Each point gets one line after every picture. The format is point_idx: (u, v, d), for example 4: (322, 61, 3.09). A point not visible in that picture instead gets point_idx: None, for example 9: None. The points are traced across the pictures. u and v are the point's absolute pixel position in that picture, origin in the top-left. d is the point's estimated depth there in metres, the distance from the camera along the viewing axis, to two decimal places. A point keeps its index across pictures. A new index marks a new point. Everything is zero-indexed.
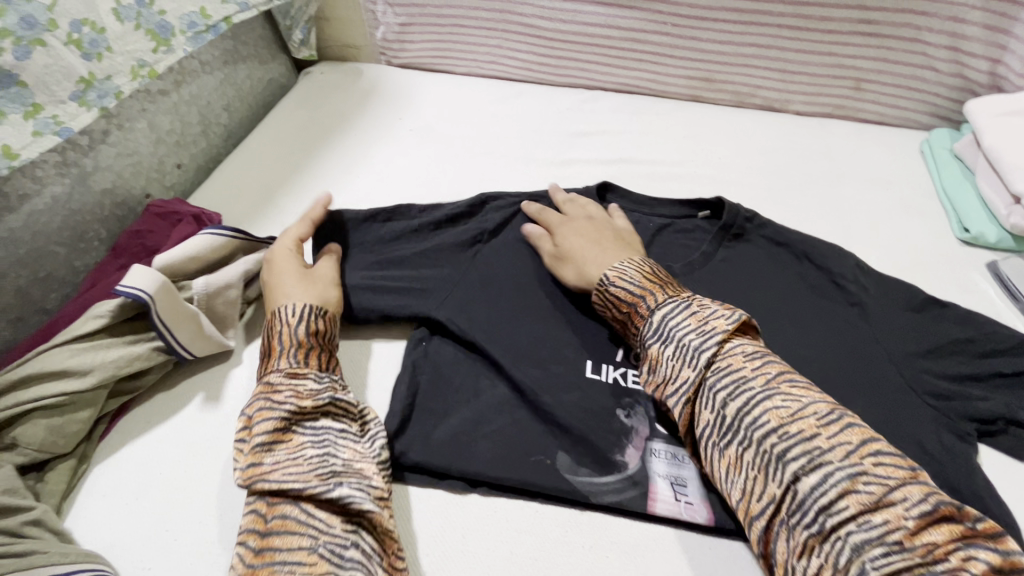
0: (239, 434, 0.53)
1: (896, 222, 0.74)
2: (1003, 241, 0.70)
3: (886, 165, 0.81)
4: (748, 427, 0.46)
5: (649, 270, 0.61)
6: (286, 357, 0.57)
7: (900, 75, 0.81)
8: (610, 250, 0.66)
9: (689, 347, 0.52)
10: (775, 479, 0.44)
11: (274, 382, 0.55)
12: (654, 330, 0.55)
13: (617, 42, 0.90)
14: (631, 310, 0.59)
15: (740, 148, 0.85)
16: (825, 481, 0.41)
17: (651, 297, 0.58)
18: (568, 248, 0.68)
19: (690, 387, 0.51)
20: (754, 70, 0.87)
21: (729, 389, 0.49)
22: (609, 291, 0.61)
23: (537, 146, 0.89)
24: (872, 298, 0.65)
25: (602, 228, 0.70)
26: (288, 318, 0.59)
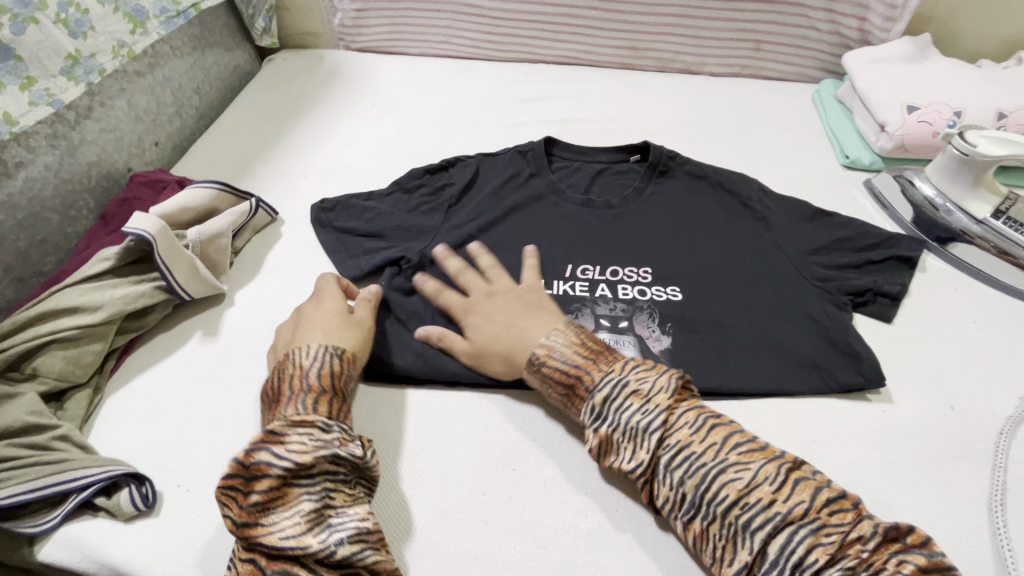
0: (232, 481, 0.50)
1: (793, 155, 0.89)
2: (875, 163, 0.85)
3: (784, 112, 0.96)
4: (654, 444, 0.52)
5: (580, 343, 0.60)
6: (296, 404, 0.54)
7: (790, 35, 0.96)
8: (529, 321, 0.64)
9: (638, 430, 0.53)
10: (671, 484, 0.51)
11: (269, 439, 0.51)
12: (596, 414, 0.55)
13: (553, 18, 1.02)
14: (572, 387, 0.58)
15: (664, 106, 0.98)
16: (708, 478, 0.49)
17: (587, 375, 0.57)
18: (482, 341, 0.65)
19: (603, 424, 0.55)
20: (672, 38, 1.01)
21: (635, 416, 0.53)
22: (543, 371, 0.60)
23: (489, 112, 1.00)
24: (774, 213, 0.79)
25: (506, 299, 0.68)
26: (301, 364, 0.58)
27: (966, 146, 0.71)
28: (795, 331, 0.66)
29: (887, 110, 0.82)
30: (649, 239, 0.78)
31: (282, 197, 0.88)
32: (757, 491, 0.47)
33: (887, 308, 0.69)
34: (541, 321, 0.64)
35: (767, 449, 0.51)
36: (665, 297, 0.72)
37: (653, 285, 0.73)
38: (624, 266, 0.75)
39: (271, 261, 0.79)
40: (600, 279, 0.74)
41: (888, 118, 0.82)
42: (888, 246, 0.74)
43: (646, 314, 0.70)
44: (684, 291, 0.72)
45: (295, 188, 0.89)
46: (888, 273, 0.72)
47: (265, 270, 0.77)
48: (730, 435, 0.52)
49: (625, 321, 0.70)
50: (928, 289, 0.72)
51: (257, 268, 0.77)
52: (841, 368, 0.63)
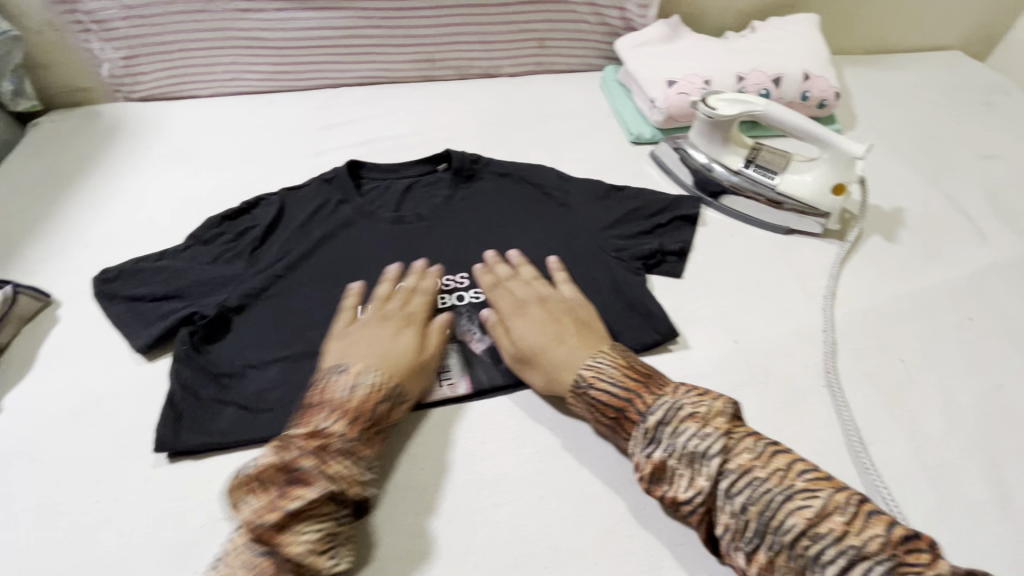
0: (275, 479, 0.51)
1: (586, 141, 0.96)
2: (655, 136, 0.93)
3: (576, 102, 1.03)
4: (721, 470, 0.51)
5: (624, 364, 0.60)
6: (347, 427, 0.56)
7: (566, 31, 1.03)
8: (574, 338, 0.64)
9: (695, 453, 0.52)
10: (727, 508, 0.50)
11: (327, 450, 0.53)
12: (649, 438, 0.54)
13: (341, 40, 1.01)
14: (618, 412, 0.57)
15: (468, 112, 1.02)
16: (774, 504, 0.49)
17: (639, 399, 0.57)
18: (531, 350, 0.64)
19: (659, 445, 0.54)
20: (462, 46, 1.04)
21: (694, 438, 0.52)
22: (590, 393, 0.59)
23: (293, 144, 0.97)
24: (573, 197, 0.84)
25: (548, 314, 0.67)
26: (357, 383, 0.59)
27: (709, 111, 0.79)
28: (602, 303, 0.71)
29: (654, 88, 0.91)
30: (464, 244, 0.79)
31: (59, 275, 0.78)
32: (830, 521, 0.46)
33: (676, 265, 0.76)
34: (590, 344, 0.63)
35: (822, 475, 0.51)
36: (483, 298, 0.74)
37: (471, 288, 0.75)
38: (442, 276, 0.76)
39: (46, 350, 0.70)
40: None
41: (655, 95, 0.90)
42: (671, 209, 0.82)
43: (466, 319, 0.72)
44: None
45: (74, 262, 0.79)
46: (674, 233, 0.80)
47: (41, 361, 0.69)
48: (790, 463, 0.51)
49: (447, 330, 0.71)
50: (707, 240, 0.80)
51: (29, 361, 0.68)
52: (643, 329, 0.68)
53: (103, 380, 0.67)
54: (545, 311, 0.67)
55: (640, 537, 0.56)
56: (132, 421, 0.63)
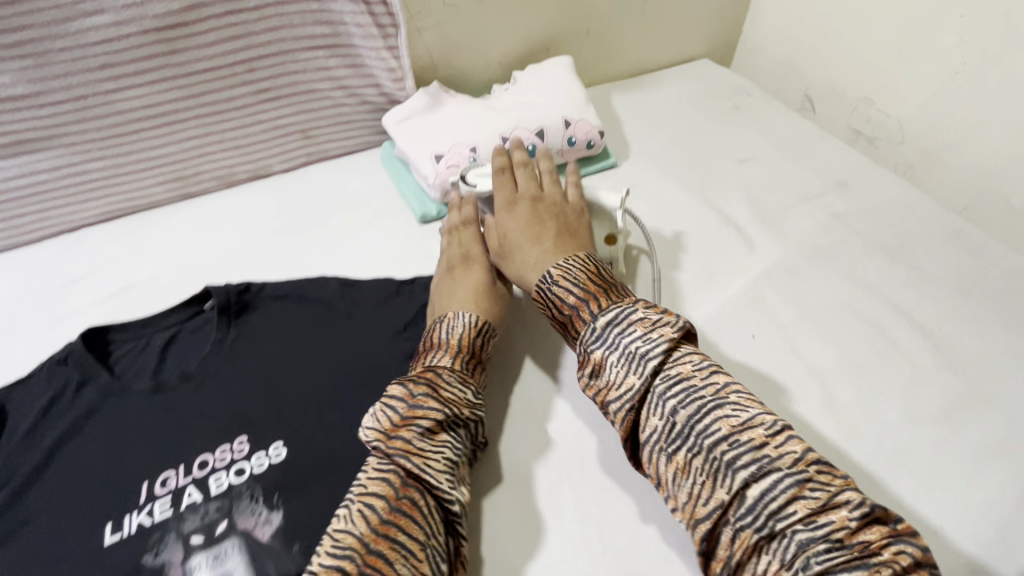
0: (395, 401, 0.58)
1: (374, 229, 0.89)
2: (442, 210, 0.89)
3: (359, 186, 0.97)
4: (653, 368, 0.55)
5: (594, 274, 0.65)
6: (453, 358, 0.64)
7: (327, 117, 0.97)
8: (545, 249, 0.70)
9: (637, 353, 0.56)
10: (655, 413, 0.54)
11: (438, 378, 0.61)
12: (597, 335, 0.59)
13: (57, 182, 0.85)
14: (573, 311, 0.63)
15: (239, 225, 0.91)
16: (704, 411, 0.52)
17: (594, 302, 0.62)
18: (510, 249, 0.72)
19: (601, 347, 0.58)
20: (215, 155, 0.93)
21: (642, 340, 0.56)
22: (552, 292, 0.65)
23: (21, 318, 0.80)
24: (360, 304, 0.77)
25: (550, 218, 0.73)
26: (455, 325, 0.67)
27: (471, 186, 0.81)
28: None
29: (425, 165, 0.87)
30: (241, 395, 0.69)
31: None
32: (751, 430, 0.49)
33: None
34: (564, 252, 0.69)
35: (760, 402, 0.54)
36: (267, 463, 0.62)
37: (253, 453, 0.63)
38: (215, 449, 0.64)
39: None
40: (186, 481, 0.61)
41: (427, 172, 0.87)
42: None
43: (248, 498, 0.59)
44: (289, 441, 0.64)
45: None
46: None
47: None
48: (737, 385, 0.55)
49: (224, 522, 0.58)
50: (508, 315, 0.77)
51: None
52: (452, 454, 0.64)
53: None
54: (531, 215, 0.73)
55: None
56: None
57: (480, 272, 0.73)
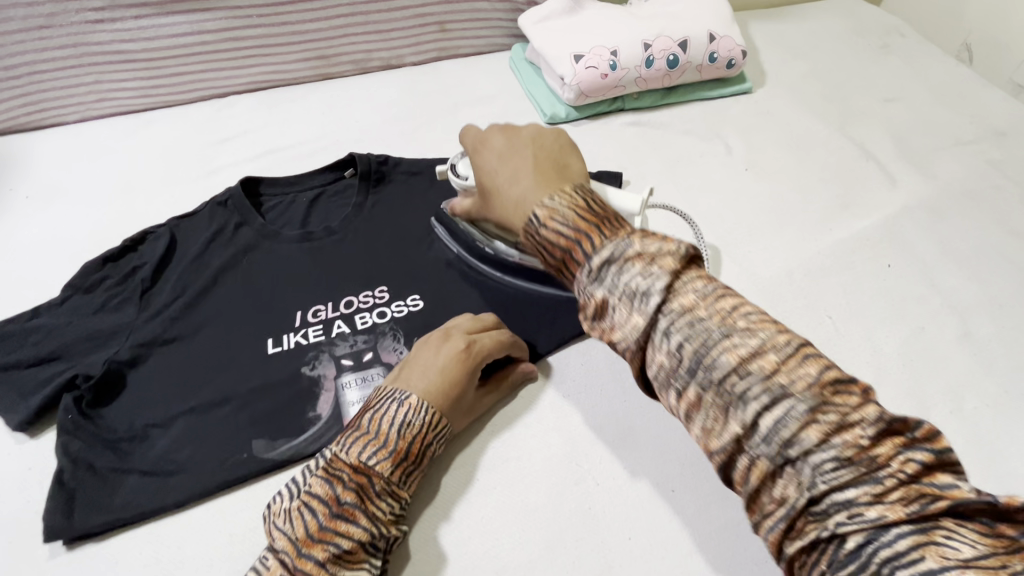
0: (317, 505, 0.49)
1: (502, 125, 0.91)
2: (570, 114, 0.89)
3: (487, 85, 0.98)
4: (706, 367, 0.38)
5: (586, 205, 0.47)
6: (385, 467, 0.51)
7: (466, 11, 0.97)
8: (533, 181, 0.50)
9: (644, 294, 0.41)
10: (733, 414, 0.37)
11: (369, 485, 0.50)
12: (594, 277, 0.43)
13: (218, 45, 0.91)
14: (564, 255, 0.46)
15: (374, 108, 0.95)
16: (787, 412, 0.35)
17: (589, 239, 0.45)
18: (487, 182, 0.55)
19: (606, 294, 0.43)
20: (355, 38, 0.96)
21: (686, 332, 0.40)
22: (539, 235, 0.47)
23: (180, 165, 0.87)
24: None
25: (525, 148, 0.54)
26: (413, 421, 0.53)
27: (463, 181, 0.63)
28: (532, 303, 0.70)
29: (562, 64, 0.87)
30: (381, 253, 0.74)
31: None
32: (849, 432, 0.34)
33: None
34: (550, 184, 0.50)
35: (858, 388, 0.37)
36: (406, 310, 0.68)
37: (393, 301, 0.69)
38: (359, 293, 0.70)
39: None
40: (335, 315, 0.68)
41: (564, 72, 0.86)
42: None
43: (390, 337, 0.66)
44: (425, 298, 0.70)
45: None
46: None
47: None
48: (742, 301, 0.41)
49: (370, 352, 0.65)
50: None
51: None
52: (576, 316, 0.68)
53: None
54: (505, 145, 0.55)
55: (589, 540, 0.54)
56: (16, 510, 0.55)
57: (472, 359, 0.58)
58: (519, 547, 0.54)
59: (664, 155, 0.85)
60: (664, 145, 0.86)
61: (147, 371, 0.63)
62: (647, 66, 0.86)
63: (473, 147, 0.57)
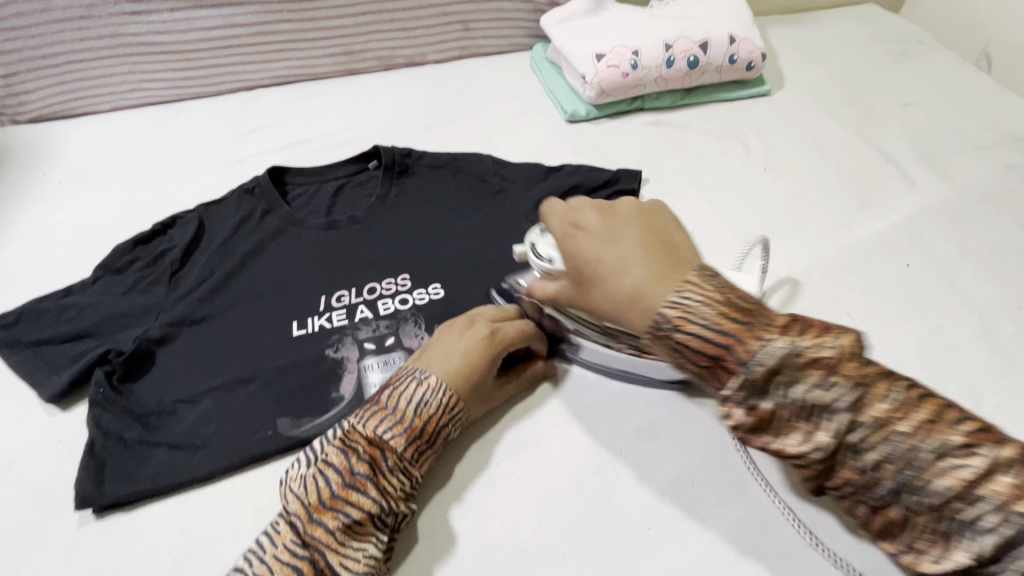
0: (332, 473, 0.50)
1: (522, 122, 0.92)
2: (590, 112, 0.91)
3: (509, 83, 1.00)
4: (849, 433, 0.39)
5: (725, 301, 0.43)
6: (400, 443, 0.52)
7: (489, 10, 0.99)
8: (647, 267, 0.48)
9: (789, 374, 0.40)
10: (858, 464, 0.40)
11: (382, 459, 0.51)
12: (752, 388, 0.40)
13: (249, 39, 0.94)
14: (711, 364, 0.42)
15: (397, 103, 0.97)
16: (920, 462, 0.38)
17: (741, 344, 0.41)
18: (586, 262, 0.51)
19: (752, 391, 0.41)
20: (381, 35, 0.99)
21: (813, 389, 0.40)
22: (674, 337, 0.43)
23: (208, 154, 0.90)
24: (511, 183, 0.82)
25: (628, 227, 0.52)
26: (432, 403, 0.54)
27: (544, 263, 0.58)
28: None
29: (583, 63, 0.88)
30: (403, 242, 0.76)
31: None
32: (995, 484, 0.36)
33: None
34: (660, 260, 0.49)
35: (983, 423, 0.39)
36: (427, 298, 0.70)
37: (415, 288, 0.71)
38: (381, 280, 0.71)
39: None
40: (358, 300, 0.69)
41: (585, 70, 0.88)
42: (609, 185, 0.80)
43: (412, 322, 0.67)
44: (446, 286, 0.71)
45: None
46: None
47: None
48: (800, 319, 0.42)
49: (391, 337, 0.66)
50: None
51: None
52: None
53: (9, 439, 0.60)
54: (602, 219, 0.54)
55: (608, 526, 0.55)
56: (47, 478, 0.57)
57: (494, 348, 0.59)
58: (539, 529, 0.55)
59: (683, 154, 0.86)
60: (683, 145, 0.87)
61: (175, 349, 0.65)
62: (668, 66, 0.88)
63: (563, 229, 0.54)
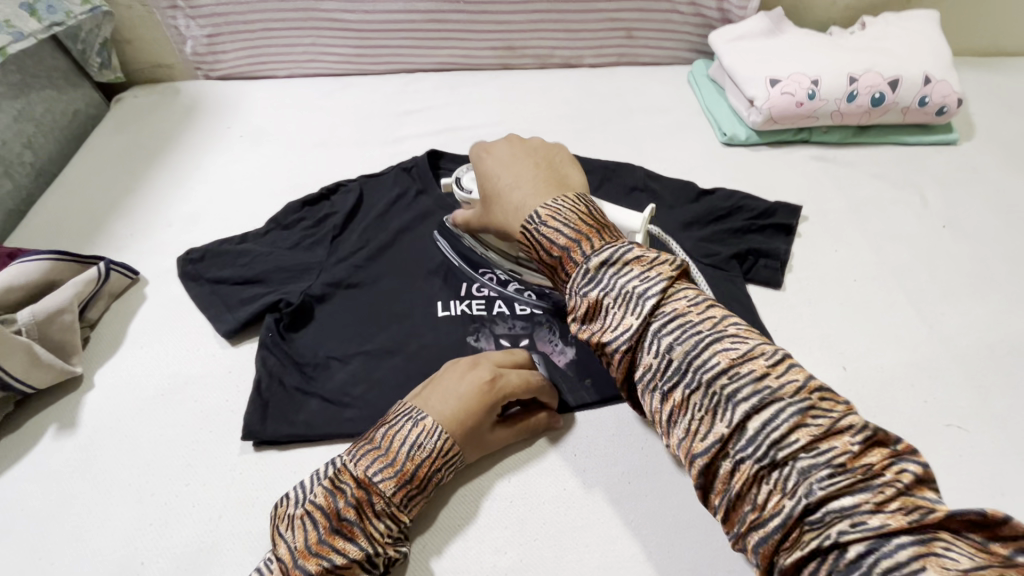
0: (319, 517, 0.50)
1: (676, 138, 0.90)
2: (750, 137, 0.87)
3: (664, 95, 0.98)
4: (698, 369, 0.42)
5: (584, 212, 0.54)
6: (390, 488, 0.52)
7: (657, 21, 0.98)
8: (533, 187, 0.58)
9: (632, 294, 0.47)
10: (729, 423, 0.40)
11: (370, 503, 0.51)
12: (590, 279, 0.49)
13: (422, 25, 0.98)
14: (560, 253, 0.52)
15: (548, 102, 0.98)
16: (787, 435, 0.39)
17: (586, 239, 0.51)
18: (490, 190, 0.62)
19: (633, 334, 0.45)
20: (544, 33, 1.00)
21: (674, 334, 0.44)
22: (536, 232, 0.54)
23: (370, 129, 0.95)
24: (662, 198, 0.79)
25: (524, 159, 0.62)
26: (426, 444, 0.53)
27: (465, 194, 0.68)
28: None
29: (753, 86, 0.84)
30: None
31: (144, 250, 0.79)
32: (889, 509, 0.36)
33: (774, 272, 0.71)
34: (547, 191, 0.58)
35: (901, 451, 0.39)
36: None
37: None
38: None
39: (134, 328, 0.70)
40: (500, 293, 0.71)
41: (755, 94, 0.84)
42: (765, 217, 0.76)
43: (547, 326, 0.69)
44: None
45: (160, 239, 0.81)
46: (767, 240, 0.74)
47: (127, 341, 0.69)
48: (779, 367, 0.42)
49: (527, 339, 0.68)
50: (810, 254, 0.74)
51: (117, 339, 0.69)
52: None
53: (189, 362, 0.67)
54: (508, 154, 0.63)
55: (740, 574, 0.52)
56: (216, 406, 0.63)
57: (496, 396, 0.57)
58: (664, 559, 0.53)
59: (849, 195, 0.81)
60: (850, 186, 0.82)
61: (331, 309, 0.70)
62: (848, 101, 0.82)
63: (479, 154, 0.66)
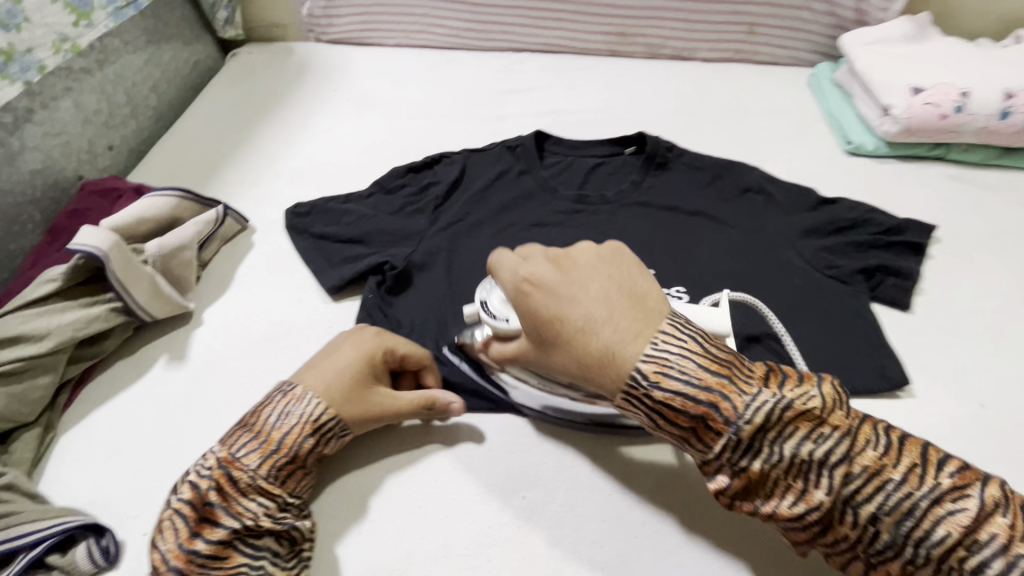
0: (184, 505, 0.47)
1: (793, 142, 0.85)
2: (878, 148, 0.81)
3: (782, 97, 0.93)
4: (793, 455, 0.41)
5: (701, 350, 0.44)
6: (258, 460, 0.49)
7: (784, 18, 0.93)
8: (612, 310, 0.46)
9: (747, 415, 0.42)
10: (830, 497, 0.41)
11: (234, 481, 0.48)
12: (711, 409, 0.42)
13: (536, 4, 0.97)
14: (692, 422, 0.43)
15: (657, 93, 0.95)
16: (879, 491, 0.40)
17: (720, 395, 0.42)
18: (552, 319, 0.47)
19: (743, 450, 0.42)
20: (661, 22, 0.96)
21: (778, 438, 0.42)
22: (651, 397, 0.43)
23: (473, 105, 0.94)
24: (780, 202, 0.75)
25: (595, 281, 0.48)
26: (293, 412, 0.52)
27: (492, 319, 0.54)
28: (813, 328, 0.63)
29: (891, 93, 0.78)
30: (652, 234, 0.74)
31: (252, 201, 0.82)
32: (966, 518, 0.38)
33: (902, 292, 0.66)
34: (639, 325, 0.45)
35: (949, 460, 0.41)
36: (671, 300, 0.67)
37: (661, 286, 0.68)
38: None
39: (242, 272, 0.72)
40: None
41: (892, 101, 0.78)
42: (894, 233, 0.71)
43: None
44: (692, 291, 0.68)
45: (266, 190, 0.83)
46: (896, 258, 0.69)
47: (234, 284, 0.71)
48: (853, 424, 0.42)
49: None
50: (942, 279, 0.68)
51: (226, 281, 0.71)
52: (866, 362, 0.60)
53: (293, 312, 0.68)
54: (557, 269, 0.49)
55: None
56: None
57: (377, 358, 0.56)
58: None
59: (989, 221, 0.74)
60: (990, 211, 0.75)
61: (430, 277, 0.70)
62: (1001, 118, 0.75)
63: (514, 285, 0.50)
